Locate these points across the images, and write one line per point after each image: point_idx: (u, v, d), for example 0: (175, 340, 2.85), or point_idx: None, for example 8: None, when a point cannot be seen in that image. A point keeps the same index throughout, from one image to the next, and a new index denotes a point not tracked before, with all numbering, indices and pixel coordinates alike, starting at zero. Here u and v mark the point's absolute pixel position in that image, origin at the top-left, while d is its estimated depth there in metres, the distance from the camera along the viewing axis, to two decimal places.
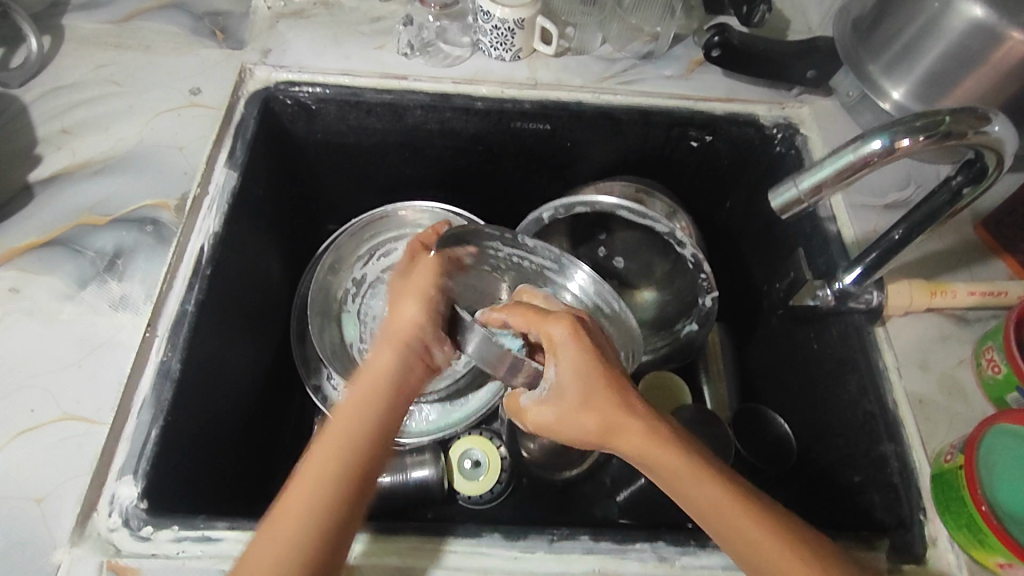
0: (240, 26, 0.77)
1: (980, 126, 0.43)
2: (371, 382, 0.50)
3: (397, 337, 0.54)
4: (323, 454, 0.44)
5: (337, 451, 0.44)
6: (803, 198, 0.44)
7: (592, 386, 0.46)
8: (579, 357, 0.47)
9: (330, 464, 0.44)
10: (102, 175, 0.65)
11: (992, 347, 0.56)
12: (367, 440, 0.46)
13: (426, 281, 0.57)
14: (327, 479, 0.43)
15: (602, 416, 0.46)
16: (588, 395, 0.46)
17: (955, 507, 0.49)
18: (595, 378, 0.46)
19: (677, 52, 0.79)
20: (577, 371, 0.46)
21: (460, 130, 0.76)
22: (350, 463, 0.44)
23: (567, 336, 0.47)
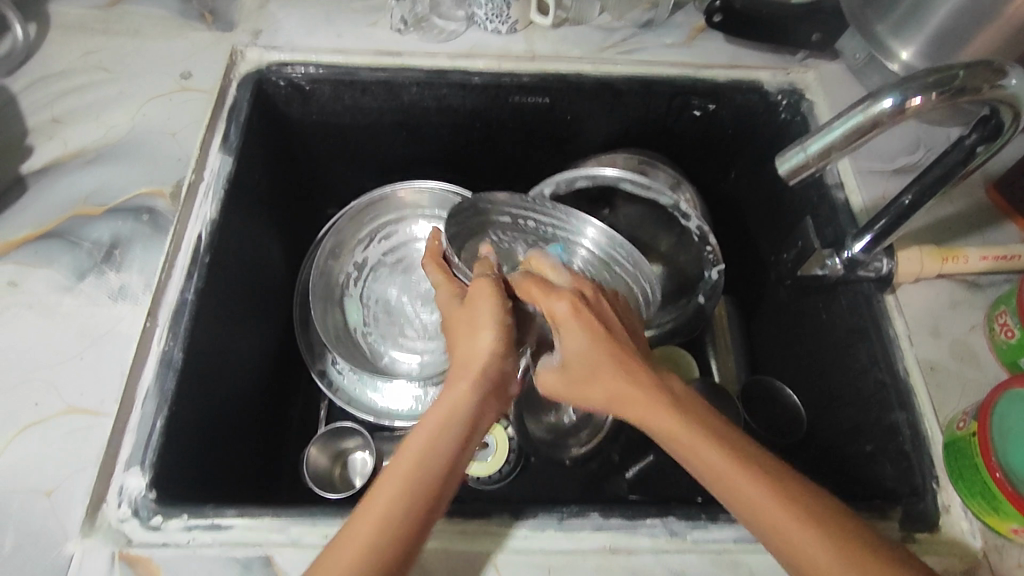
0: (229, 7, 0.75)
1: (996, 80, 0.41)
2: (450, 410, 0.47)
3: (472, 363, 0.50)
4: (394, 482, 0.43)
5: (397, 483, 0.43)
6: (812, 163, 0.43)
7: (595, 356, 0.48)
8: (580, 331, 0.49)
9: (402, 494, 0.42)
10: (96, 164, 0.64)
11: (1005, 312, 0.55)
12: (443, 468, 0.45)
13: (497, 313, 0.53)
14: (399, 507, 0.42)
15: (608, 389, 0.48)
16: (594, 368, 0.49)
17: (969, 474, 0.49)
18: (596, 350, 0.48)
19: (678, 19, 0.77)
20: (580, 343, 0.49)
21: (457, 107, 0.75)
22: (421, 488, 0.43)
23: (568, 312, 0.49)
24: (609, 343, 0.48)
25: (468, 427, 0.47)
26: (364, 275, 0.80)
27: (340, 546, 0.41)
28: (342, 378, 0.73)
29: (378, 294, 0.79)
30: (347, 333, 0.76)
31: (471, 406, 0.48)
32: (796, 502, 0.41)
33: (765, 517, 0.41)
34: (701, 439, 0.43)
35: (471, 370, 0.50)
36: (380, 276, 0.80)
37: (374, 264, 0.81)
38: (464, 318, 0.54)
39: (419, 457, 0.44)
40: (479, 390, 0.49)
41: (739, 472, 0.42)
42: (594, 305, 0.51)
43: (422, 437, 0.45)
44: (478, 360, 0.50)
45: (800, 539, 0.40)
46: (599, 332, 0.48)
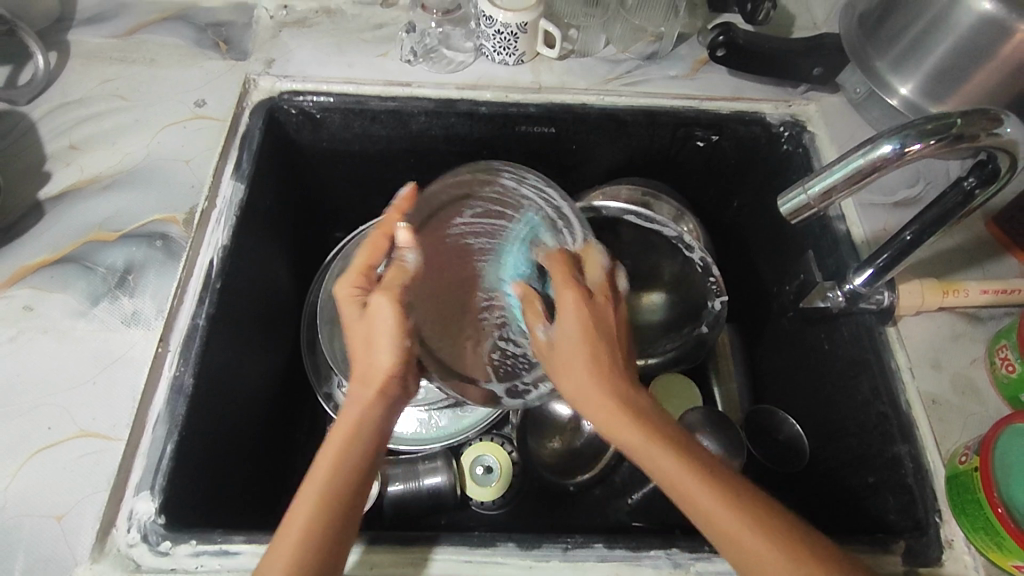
0: (243, 36, 0.77)
1: (992, 128, 0.42)
2: (358, 419, 0.50)
3: (370, 378, 0.52)
4: (312, 495, 0.45)
5: (315, 493, 0.46)
6: (813, 204, 0.44)
7: (590, 333, 0.52)
8: (574, 315, 0.53)
9: (312, 502, 0.45)
10: (111, 191, 0.65)
11: (1006, 347, 0.56)
12: (356, 476, 0.47)
13: (393, 327, 0.52)
14: (317, 518, 0.44)
15: (586, 364, 0.51)
16: (573, 355, 0.52)
17: (972, 509, 0.49)
18: (582, 346, 0.52)
19: (682, 51, 0.79)
20: (575, 330, 0.53)
21: (464, 135, 0.76)
22: (338, 496, 0.46)
23: (573, 302, 0.54)
24: (598, 337, 0.52)
25: (373, 441, 0.50)
26: None
27: (269, 560, 0.43)
28: (348, 401, 0.73)
29: None
30: None
31: (372, 416, 0.50)
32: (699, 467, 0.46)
33: (668, 472, 0.46)
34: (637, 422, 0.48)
35: (376, 386, 0.52)
36: None
37: None
38: (362, 330, 0.53)
39: (330, 471, 0.47)
40: (379, 400, 0.51)
41: (696, 482, 0.45)
42: (600, 304, 0.55)
43: (330, 453, 0.48)
44: (380, 374, 0.52)
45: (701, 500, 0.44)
46: (595, 325, 0.53)
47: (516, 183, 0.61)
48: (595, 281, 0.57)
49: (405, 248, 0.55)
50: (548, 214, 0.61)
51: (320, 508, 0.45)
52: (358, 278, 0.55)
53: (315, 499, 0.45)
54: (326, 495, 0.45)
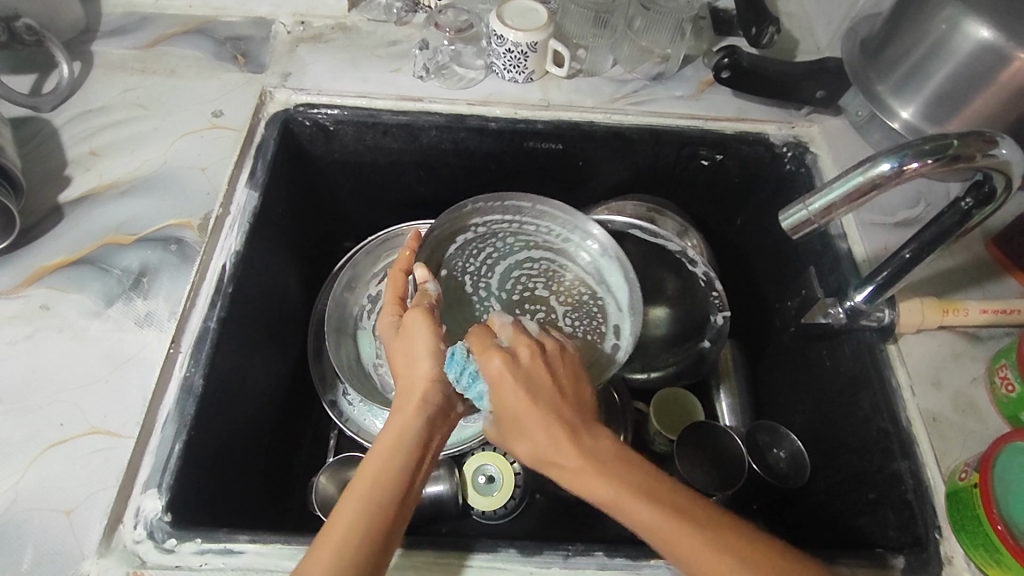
0: (261, 50, 0.79)
1: (987, 149, 0.44)
2: (399, 438, 0.48)
3: (410, 394, 0.50)
4: (357, 498, 0.44)
5: (357, 513, 0.43)
6: (813, 219, 0.45)
7: (528, 421, 0.49)
8: (512, 393, 0.49)
9: (362, 507, 0.44)
10: (129, 196, 0.67)
11: (1005, 366, 0.57)
12: (406, 477, 0.46)
13: (429, 343, 0.52)
14: (361, 519, 0.43)
15: (535, 441, 0.49)
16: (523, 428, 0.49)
17: (971, 526, 0.49)
18: (537, 442, 0.49)
19: (688, 73, 0.81)
20: (518, 409, 0.49)
21: (474, 150, 0.78)
22: (381, 510, 0.44)
23: (501, 374, 0.49)
24: (540, 408, 0.49)
25: (417, 441, 0.48)
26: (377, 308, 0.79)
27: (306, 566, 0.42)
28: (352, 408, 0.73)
29: None
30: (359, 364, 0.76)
31: (414, 434, 0.48)
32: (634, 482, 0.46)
33: None
34: (574, 463, 0.47)
35: (422, 390, 0.50)
36: None
37: None
38: (400, 346, 0.54)
39: (377, 471, 0.45)
40: (422, 420, 0.49)
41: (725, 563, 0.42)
42: (530, 370, 0.50)
43: (375, 466, 0.46)
44: (423, 381, 0.51)
45: (640, 516, 0.44)
46: (537, 399, 0.49)
47: (521, 222, 0.71)
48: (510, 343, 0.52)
49: (427, 279, 0.58)
50: (531, 222, 0.70)
51: (365, 531, 0.43)
52: (394, 308, 0.57)
53: (357, 520, 0.43)
54: (369, 519, 0.43)
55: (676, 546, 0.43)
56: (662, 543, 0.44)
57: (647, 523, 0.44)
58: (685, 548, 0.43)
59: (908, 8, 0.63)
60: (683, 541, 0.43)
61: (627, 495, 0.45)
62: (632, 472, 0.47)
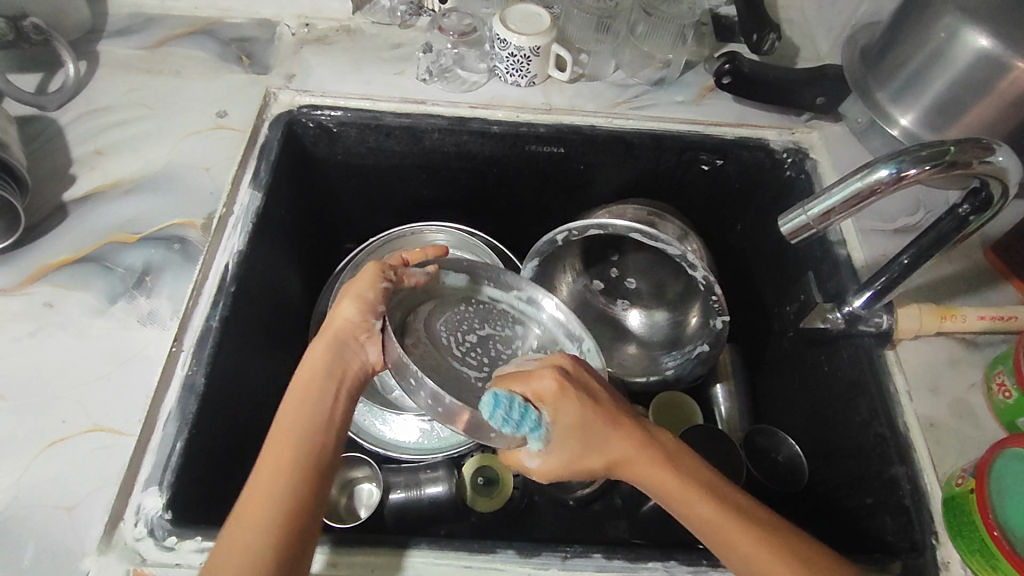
0: (265, 51, 0.80)
1: (985, 156, 0.44)
2: (309, 377, 0.50)
3: (332, 342, 0.52)
4: (268, 476, 0.45)
5: (272, 478, 0.45)
6: (812, 224, 0.45)
7: (590, 427, 0.48)
8: (574, 404, 0.48)
9: (267, 478, 0.44)
10: (134, 194, 0.68)
11: (1002, 372, 0.57)
12: (311, 443, 0.47)
13: (366, 286, 0.53)
14: (275, 494, 0.44)
15: (595, 447, 0.48)
16: (587, 441, 0.48)
17: (967, 531, 0.50)
18: (586, 448, 0.48)
19: (689, 78, 0.82)
20: (574, 421, 0.48)
21: (476, 153, 0.78)
22: (285, 459, 0.45)
23: (557, 390, 0.48)
24: (595, 414, 0.49)
25: (330, 405, 0.49)
26: None
27: (222, 543, 0.43)
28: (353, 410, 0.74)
29: None
30: None
31: (320, 368, 0.51)
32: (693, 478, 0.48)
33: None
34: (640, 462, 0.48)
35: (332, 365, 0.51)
36: None
37: None
38: (353, 298, 0.53)
39: (290, 443, 0.46)
40: (331, 355, 0.51)
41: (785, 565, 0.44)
42: (582, 383, 0.50)
43: (286, 417, 0.48)
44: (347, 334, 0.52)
45: (701, 508, 0.46)
46: (607, 418, 0.49)
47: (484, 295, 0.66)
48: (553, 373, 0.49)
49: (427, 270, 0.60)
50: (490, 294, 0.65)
51: (282, 482, 0.44)
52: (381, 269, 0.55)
53: (274, 475, 0.45)
54: (290, 468, 0.45)
55: (731, 539, 0.45)
56: (703, 526, 0.46)
57: (700, 515, 0.46)
58: (733, 536, 0.45)
59: (908, 16, 0.64)
60: (723, 524, 0.46)
61: (685, 487, 0.47)
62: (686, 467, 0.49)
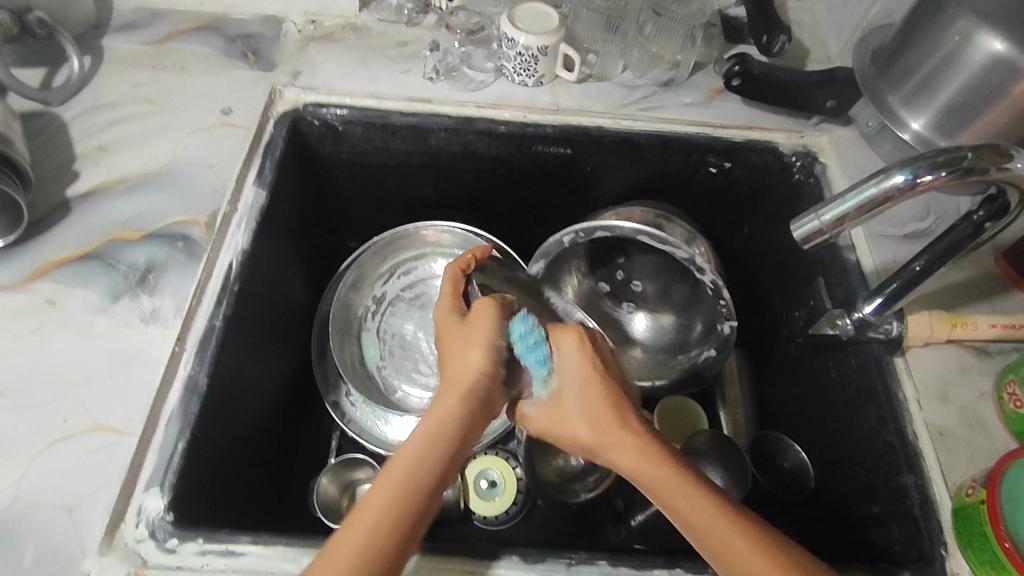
0: (271, 48, 0.79)
1: (1003, 163, 0.44)
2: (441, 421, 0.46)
3: (457, 379, 0.49)
4: (382, 497, 0.41)
5: (387, 497, 0.41)
6: (825, 230, 0.45)
7: (590, 396, 0.50)
8: (581, 369, 0.52)
9: (399, 488, 0.42)
10: (137, 191, 0.67)
11: (1013, 382, 0.57)
12: (442, 468, 0.44)
13: (490, 333, 0.52)
14: (385, 522, 0.40)
15: (590, 416, 0.50)
16: (585, 400, 0.51)
17: (978, 542, 0.49)
18: (582, 408, 0.50)
19: (698, 79, 0.81)
20: (579, 377, 0.51)
21: (482, 153, 0.78)
22: (420, 486, 0.42)
23: (574, 346, 0.53)
24: (598, 383, 0.51)
25: (461, 436, 0.46)
26: (382, 309, 0.82)
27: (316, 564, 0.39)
28: (356, 411, 0.73)
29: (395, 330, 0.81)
30: (360, 367, 0.77)
31: (457, 417, 0.46)
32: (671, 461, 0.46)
33: None
34: (624, 440, 0.48)
35: (460, 390, 0.48)
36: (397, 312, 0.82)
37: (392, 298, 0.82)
38: (458, 334, 0.53)
39: (411, 460, 0.43)
40: (467, 408, 0.47)
41: None
42: (599, 351, 0.53)
43: (411, 449, 0.44)
44: (462, 370, 0.50)
45: (679, 499, 0.44)
46: (611, 391, 0.50)
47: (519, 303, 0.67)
48: (576, 345, 0.53)
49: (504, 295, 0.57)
50: None
51: (399, 514, 0.41)
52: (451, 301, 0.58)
53: (386, 500, 0.41)
54: (403, 503, 0.41)
55: (700, 524, 0.43)
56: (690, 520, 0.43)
57: (677, 498, 0.44)
58: (699, 516, 0.43)
59: (921, 19, 0.63)
60: (688, 502, 0.44)
61: (674, 478, 0.45)
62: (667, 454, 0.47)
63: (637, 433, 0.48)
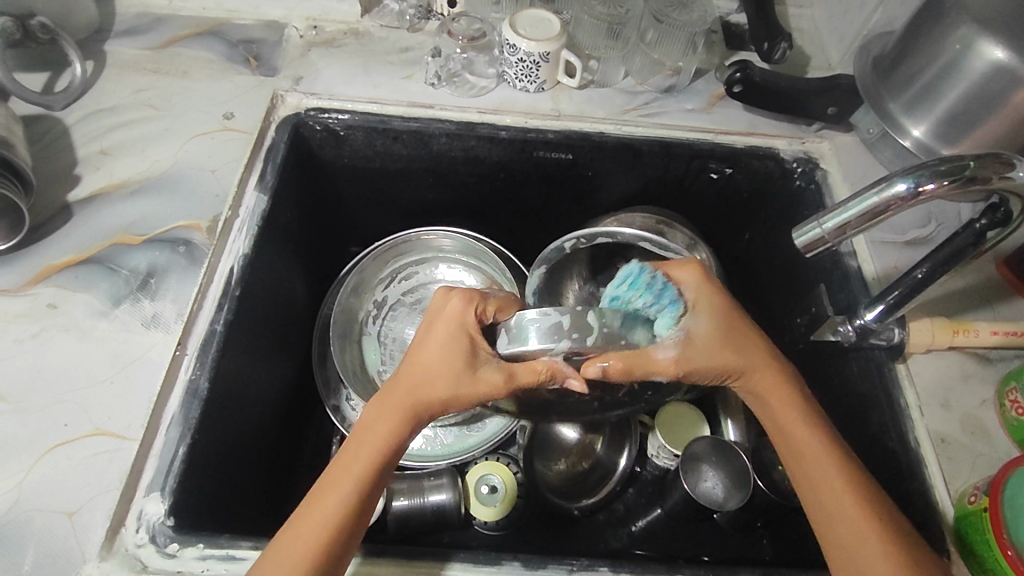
0: (273, 53, 0.79)
1: (1005, 172, 0.44)
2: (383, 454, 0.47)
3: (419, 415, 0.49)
4: (342, 495, 0.45)
5: (344, 497, 0.45)
6: (827, 237, 0.45)
7: (729, 327, 0.52)
8: (719, 302, 0.53)
9: (347, 499, 0.45)
10: (138, 196, 0.67)
11: (1016, 389, 0.56)
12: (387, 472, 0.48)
13: (471, 401, 0.48)
14: (336, 521, 0.44)
15: (736, 343, 0.52)
16: (729, 331, 0.52)
17: (981, 550, 0.49)
18: (729, 346, 0.52)
19: (699, 86, 0.81)
20: (715, 305, 0.52)
21: (484, 158, 0.78)
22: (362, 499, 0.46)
23: (702, 279, 0.53)
24: (733, 314, 0.53)
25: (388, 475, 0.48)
26: (382, 314, 0.81)
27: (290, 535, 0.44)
28: (355, 415, 0.73)
29: (396, 333, 0.80)
30: (362, 371, 0.77)
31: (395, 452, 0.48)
32: (794, 391, 0.53)
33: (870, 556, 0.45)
34: (765, 372, 0.53)
35: (414, 407, 0.49)
36: (399, 315, 0.82)
37: (393, 302, 0.82)
38: (448, 376, 0.48)
39: (356, 478, 0.46)
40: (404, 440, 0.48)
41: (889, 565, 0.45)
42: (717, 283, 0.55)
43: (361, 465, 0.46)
44: (433, 401, 0.48)
45: (799, 428, 0.51)
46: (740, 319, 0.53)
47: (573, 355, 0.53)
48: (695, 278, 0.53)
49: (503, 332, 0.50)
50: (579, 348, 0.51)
51: (344, 516, 0.45)
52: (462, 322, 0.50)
53: (335, 505, 0.45)
54: (350, 507, 0.45)
55: (805, 446, 0.50)
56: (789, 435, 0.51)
57: (793, 427, 0.51)
58: (811, 438, 0.50)
59: (922, 26, 0.63)
60: (806, 429, 0.51)
61: (787, 401, 0.52)
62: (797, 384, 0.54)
63: (764, 356, 0.53)
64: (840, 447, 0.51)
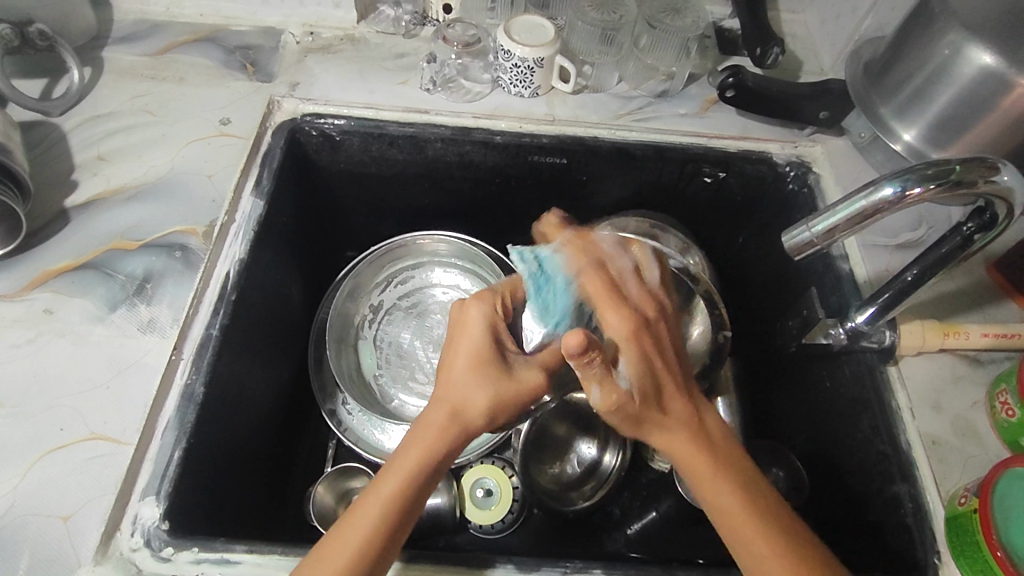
0: (269, 59, 0.80)
1: (990, 175, 0.44)
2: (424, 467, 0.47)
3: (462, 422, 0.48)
4: (361, 526, 0.44)
5: (366, 526, 0.44)
6: (816, 241, 0.45)
7: (655, 376, 0.50)
8: (644, 349, 0.50)
9: (373, 527, 0.44)
10: (135, 201, 0.68)
11: (1006, 391, 0.56)
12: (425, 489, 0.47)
13: (521, 400, 0.49)
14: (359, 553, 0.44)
15: (654, 394, 0.49)
16: (654, 381, 0.49)
17: (971, 552, 0.49)
18: (659, 367, 0.50)
19: (692, 90, 0.82)
20: (638, 355, 0.49)
21: (479, 163, 0.78)
22: (393, 522, 0.45)
23: (622, 327, 0.51)
24: (658, 361, 0.50)
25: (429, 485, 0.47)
26: (378, 318, 0.82)
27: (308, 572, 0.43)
28: (351, 418, 0.73)
29: (392, 338, 0.81)
30: (359, 376, 0.77)
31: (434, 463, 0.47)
32: (711, 454, 0.49)
33: None
34: (669, 426, 0.50)
35: (456, 424, 0.48)
36: (395, 320, 0.82)
37: (389, 307, 0.82)
38: (492, 378, 0.49)
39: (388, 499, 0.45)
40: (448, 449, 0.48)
41: None
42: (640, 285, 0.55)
43: (393, 486, 0.46)
44: (475, 418, 0.48)
45: (717, 495, 0.48)
46: (664, 366, 0.50)
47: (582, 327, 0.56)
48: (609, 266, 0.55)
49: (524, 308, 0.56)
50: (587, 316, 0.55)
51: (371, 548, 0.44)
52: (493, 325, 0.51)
53: (359, 535, 0.44)
54: (372, 537, 0.44)
55: (725, 511, 0.47)
56: (710, 498, 0.48)
57: (709, 495, 0.48)
58: (729, 503, 0.47)
59: (912, 31, 0.64)
60: (719, 485, 0.48)
61: (703, 466, 0.49)
62: (711, 436, 0.51)
63: (686, 414, 0.50)
64: (758, 497, 0.48)
